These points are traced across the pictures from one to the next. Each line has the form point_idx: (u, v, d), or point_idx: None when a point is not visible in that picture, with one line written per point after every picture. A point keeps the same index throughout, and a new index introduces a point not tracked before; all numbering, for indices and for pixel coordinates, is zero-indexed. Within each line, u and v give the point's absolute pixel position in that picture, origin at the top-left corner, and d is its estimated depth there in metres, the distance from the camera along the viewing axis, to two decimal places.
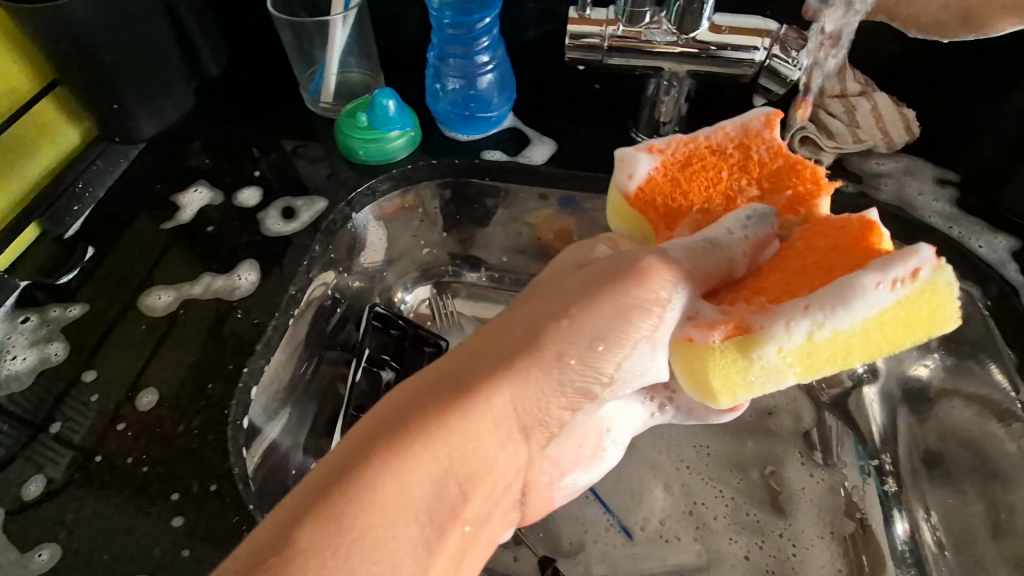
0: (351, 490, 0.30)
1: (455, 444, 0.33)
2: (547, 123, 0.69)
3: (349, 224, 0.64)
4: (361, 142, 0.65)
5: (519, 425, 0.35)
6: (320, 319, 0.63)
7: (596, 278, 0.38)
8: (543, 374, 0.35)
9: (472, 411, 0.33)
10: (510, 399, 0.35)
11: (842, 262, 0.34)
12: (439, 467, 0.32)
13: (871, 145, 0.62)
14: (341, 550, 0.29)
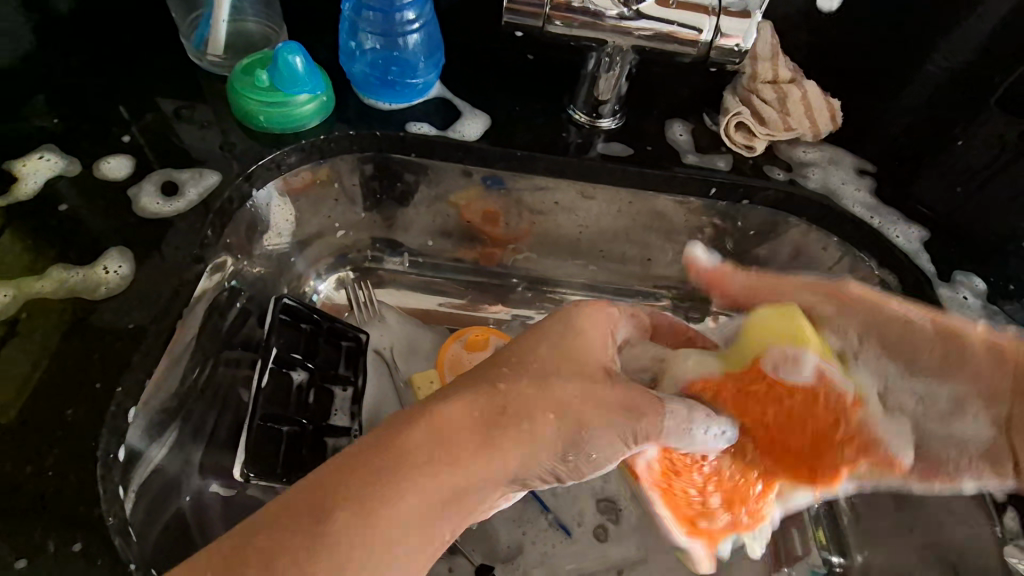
0: (376, 494, 0.36)
1: (459, 477, 0.39)
2: (479, 93, 0.63)
3: (250, 203, 0.56)
4: (261, 105, 0.55)
5: (511, 478, 0.41)
6: (215, 316, 0.55)
7: (615, 396, 0.43)
8: (545, 454, 0.41)
9: (486, 465, 0.39)
10: (512, 462, 0.41)
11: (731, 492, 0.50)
12: (445, 492, 0.38)
13: (800, 134, 0.61)
14: (359, 542, 0.35)
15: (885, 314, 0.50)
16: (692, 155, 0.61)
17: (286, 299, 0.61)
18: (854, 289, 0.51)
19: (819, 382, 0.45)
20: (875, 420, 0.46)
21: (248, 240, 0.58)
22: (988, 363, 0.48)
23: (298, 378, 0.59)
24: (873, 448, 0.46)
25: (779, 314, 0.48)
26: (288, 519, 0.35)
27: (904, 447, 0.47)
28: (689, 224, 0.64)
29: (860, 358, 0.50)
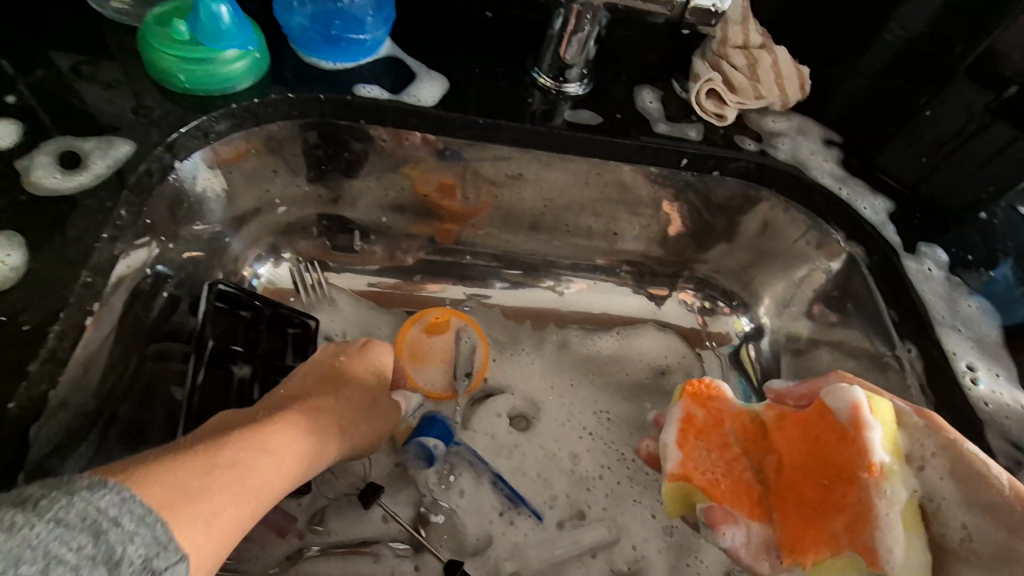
0: (211, 451, 0.36)
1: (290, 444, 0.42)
2: (433, 53, 0.57)
3: (172, 174, 0.48)
4: (179, 62, 0.47)
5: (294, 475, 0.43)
6: (136, 308, 0.49)
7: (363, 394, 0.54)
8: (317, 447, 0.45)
9: (298, 444, 0.43)
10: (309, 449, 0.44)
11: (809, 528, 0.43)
12: (267, 466, 0.38)
13: (770, 103, 0.59)
14: (204, 483, 0.33)
15: (969, 462, 0.40)
16: (663, 124, 0.58)
17: (220, 283, 0.54)
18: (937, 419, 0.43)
19: (872, 450, 0.41)
20: (896, 500, 0.40)
21: (172, 219, 0.50)
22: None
23: (241, 373, 0.53)
24: (861, 528, 0.40)
25: (880, 408, 0.43)
26: (170, 459, 0.33)
27: (891, 542, 0.39)
28: (657, 197, 0.61)
29: (923, 476, 0.41)
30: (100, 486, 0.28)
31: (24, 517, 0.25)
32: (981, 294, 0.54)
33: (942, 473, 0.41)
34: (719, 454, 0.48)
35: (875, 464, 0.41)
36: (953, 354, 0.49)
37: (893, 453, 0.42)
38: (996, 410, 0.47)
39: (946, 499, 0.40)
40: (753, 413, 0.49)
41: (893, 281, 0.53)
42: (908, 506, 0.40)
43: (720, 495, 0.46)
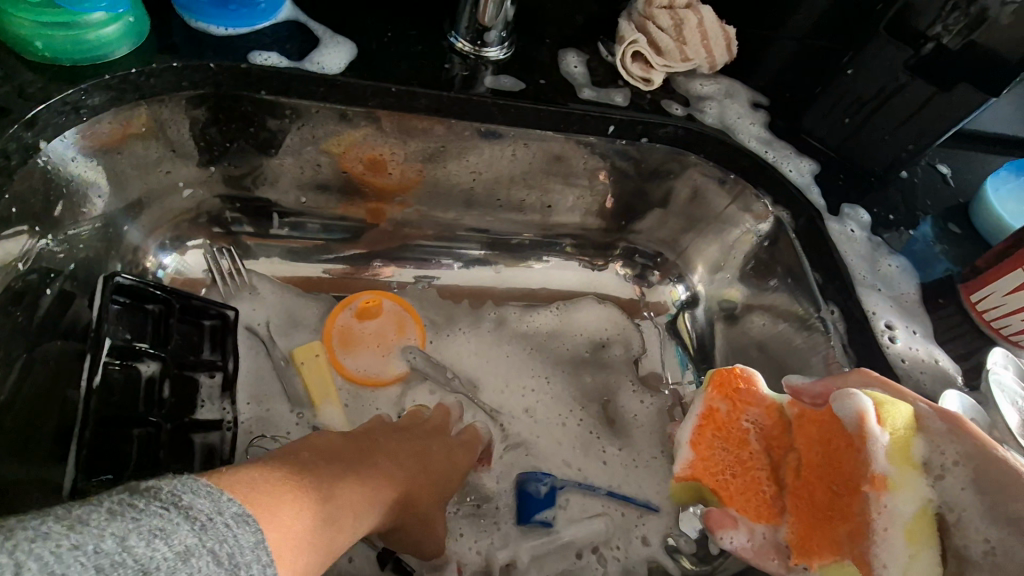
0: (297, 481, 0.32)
1: (363, 515, 0.37)
2: (339, 17, 0.52)
3: (42, 156, 0.43)
4: (35, 26, 0.42)
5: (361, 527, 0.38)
6: (14, 310, 0.44)
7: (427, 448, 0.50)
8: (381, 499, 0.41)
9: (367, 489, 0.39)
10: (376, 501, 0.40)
11: (817, 530, 0.38)
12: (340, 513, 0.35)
13: (696, 65, 0.58)
14: (291, 509, 0.29)
15: (993, 470, 0.35)
16: (588, 89, 0.55)
17: (120, 276, 0.49)
18: (967, 431, 0.36)
19: (883, 462, 0.36)
20: (907, 516, 0.35)
21: (46, 208, 0.45)
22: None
23: (148, 370, 0.49)
24: (862, 538, 0.36)
25: (893, 416, 0.37)
26: (275, 477, 0.31)
27: (889, 556, 0.34)
28: (587, 166, 0.58)
29: (941, 487, 0.36)
30: (245, 519, 0.25)
31: (186, 538, 0.22)
32: (901, 253, 0.55)
33: (968, 485, 0.35)
34: (738, 454, 0.43)
35: (890, 477, 0.35)
36: (873, 313, 0.50)
37: (906, 463, 0.36)
38: (911, 365, 0.48)
39: (968, 511, 0.35)
40: (775, 403, 0.43)
41: (819, 244, 0.53)
42: (917, 520, 0.35)
43: (731, 497, 0.42)
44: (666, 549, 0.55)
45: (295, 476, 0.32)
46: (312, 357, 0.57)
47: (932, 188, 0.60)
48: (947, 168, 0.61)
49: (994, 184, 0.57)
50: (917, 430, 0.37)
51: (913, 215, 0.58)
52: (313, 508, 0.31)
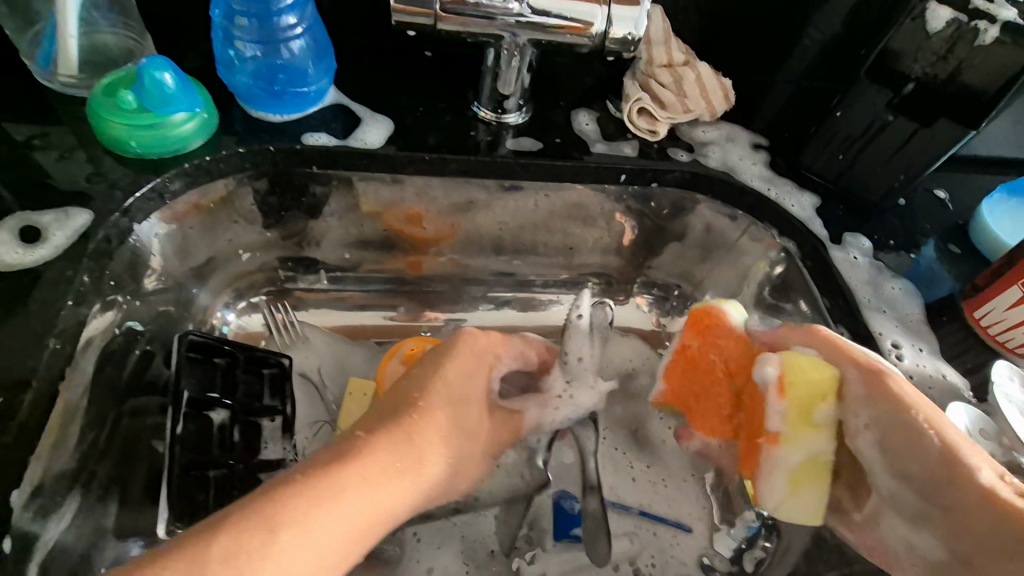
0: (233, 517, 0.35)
1: (340, 502, 0.37)
2: (376, 97, 0.60)
3: (132, 237, 0.50)
4: (129, 129, 0.49)
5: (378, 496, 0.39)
6: (108, 367, 0.49)
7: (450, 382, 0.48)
8: (388, 460, 0.41)
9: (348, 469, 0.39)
10: (380, 467, 0.40)
11: (745, 449, 0.47)
12: (300, 513, 0.35)
13: (698, 115, 0.63)
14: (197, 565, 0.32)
15: (893, 430, 0.40)
16: (600, 143, 0.61)
17: (191, 333, 0.55)
18: (881, 395, 0.40)
19: (779, 419, 0.43)
20: (790, 464, 0.43)
21: (133, 277, 0.51)
22: (990, 519, 0.35)
23: (219, 417, 0.54)
24: (757, 472, 0.45)
25: (800, 383, 0.42)
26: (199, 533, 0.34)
27: (773, 490, 0.44)
28: (604, 210, 0.64)
29: (854, 441, 0.42)
30: None
31: None
32: (905, 277, 0.58)
33: (863, 436, 0.41)
34: (706, 381, 0.51)
35: (783, 434, 0.43)
36: (879, 334, 0.54)
37: (801, 422, 0.42)
38: (919, 382, 0.51)
39: (875, 465, 0.41)
40: (740, 338, 0.49)
41: (827, 270, 0.57)
42: (802, 466, 0.43)
43: (696, 418, 0.52)
44: (701, 567, 0.58)
45: (229, 521, 0.34)
46: (361, 391, 0.61)
47: (929, 211, 0.64)
48: (944, 192, 0.65)
49: (988, 205, 0.60)
50: (829, 393, 0.42)
51: (913, 238, 0.62)
52: (222, 543, 0.33)
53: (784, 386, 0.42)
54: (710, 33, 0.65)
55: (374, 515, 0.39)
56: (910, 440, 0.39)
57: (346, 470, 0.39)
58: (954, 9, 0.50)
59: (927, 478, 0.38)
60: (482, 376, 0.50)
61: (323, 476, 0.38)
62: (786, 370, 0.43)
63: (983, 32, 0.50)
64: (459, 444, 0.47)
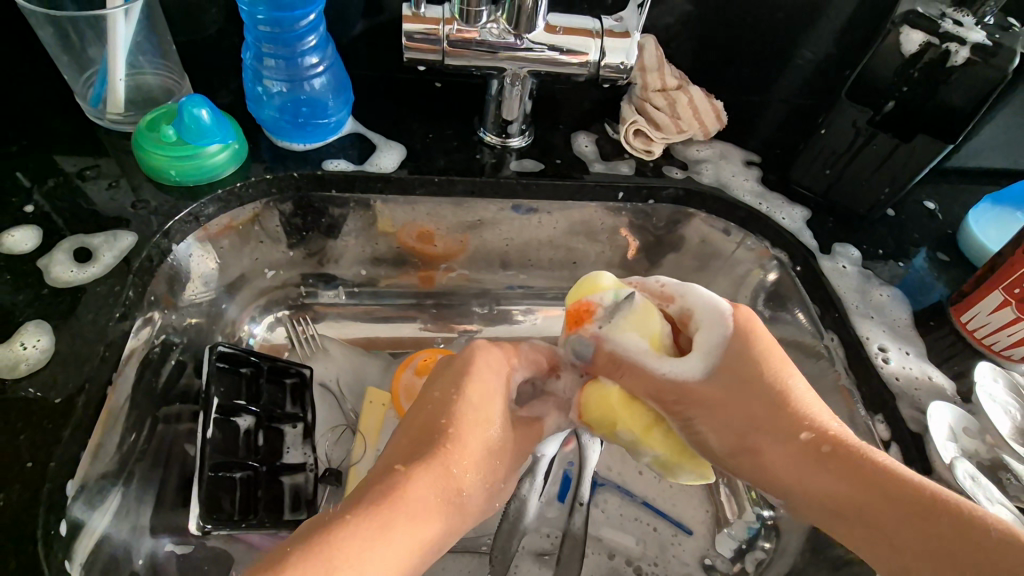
0: (290, 556, 0.35)
1: (395, 537, 0.38)
2: (389, 126, 0.65)
3: (170, 257, 0.55)
4: (170, 160, 0.55)
5: (427, 525, 0.40)
6: (147, 374, 0.53)
7: (480, 397, 0.47)
8: (433, 489, 0.41)
9: (399, 503, 0.39)
10: (428, 495, 0.41)
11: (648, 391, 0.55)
12: (357, 552, 0.36)
13: (691, 135, 0.67)
14: None
15: (698, 411, 0.48)
16: (598, 164, 0.65)
17: (221, 345, 0.59)
18: (671, 394, 0.49)
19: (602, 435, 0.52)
20: (648, 461, 0.52)
21: (170, 293, 0.56)
22: (801, 465, 0.44)
23: (245, 423, 0.58)
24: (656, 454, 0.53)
25: (597, 406, 0.50)
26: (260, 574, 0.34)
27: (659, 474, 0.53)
28: (605, 225, 0.68)
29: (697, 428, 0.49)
30: None
31: None
32: (896, 285, 0.61)
33: (681, 427, 0.50)
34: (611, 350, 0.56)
35: (622, 443, 0.52)
36: (867, 338, 0.56)
37: (617, 439, 0.51)
38: (905, 383, 0.53)
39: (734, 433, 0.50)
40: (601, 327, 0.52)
41: (819, 280, 0.60)
42: (653, 461, 0.51)
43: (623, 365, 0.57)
44: (703, 568, 0.60)
45: (290, 560, 0.34)
46: (379, 401, 0.64)
47: (919, 222, 0.66)
48: (933, 204, 0.68)
49: (973, 216, 0.63)
50: (630, 407, 0.49)
51: (903, 247, 0.64)
52: None
53: (585, 420, 0.52)
54: (701, 59, 0.69)
55: (422, 549, 0.39)
56: (732, 407, 0.47)
57: (392, 506, 0.39)
58: (926, 32, 0.53)
59: (749, 438, 0.47)
60: (502, 397, 0.49)
61: (372, 515, 0.38)
62: (582, 404, 0.51)
63: (954, 53, 0.53)
64: (489, 468, 0.46)
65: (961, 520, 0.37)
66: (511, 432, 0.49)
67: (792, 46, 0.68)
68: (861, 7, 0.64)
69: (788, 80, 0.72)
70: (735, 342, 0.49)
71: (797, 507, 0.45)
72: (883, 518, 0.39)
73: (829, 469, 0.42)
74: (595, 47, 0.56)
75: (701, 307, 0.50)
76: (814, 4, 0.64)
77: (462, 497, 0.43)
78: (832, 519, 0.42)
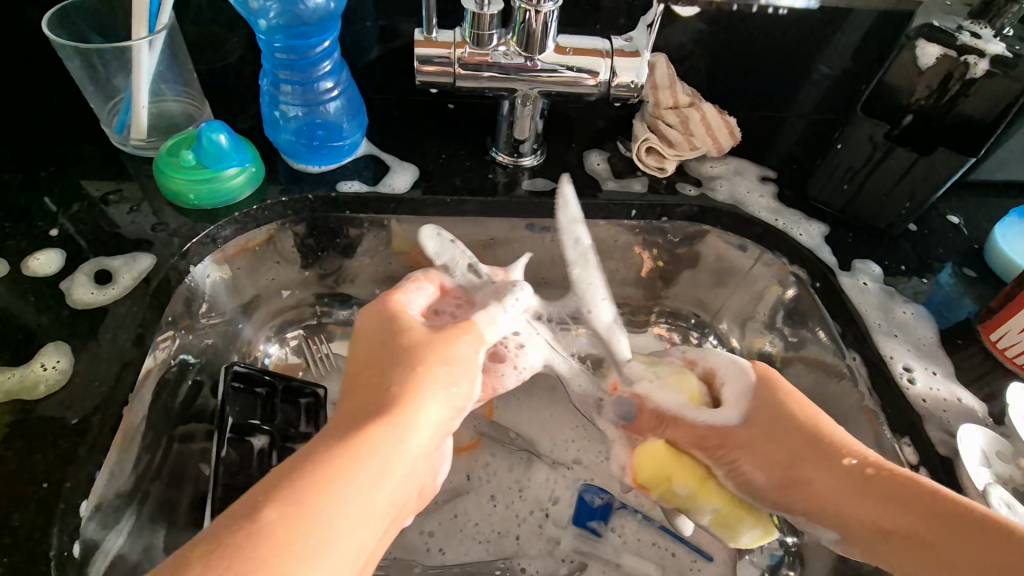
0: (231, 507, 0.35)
1: (329, 453, 0.37)
2: (403, 148, 0.66)
3: (189, 278, 0.56)
4: (189, 184, 0.56)
5: (366, 434, 0.39)
6: (164, 395, 0.54)
7: (399, 327, 0.47)
8: (364, 411, 0.41)
9: (328, 432, 0.39)
10: (360, 417, 0.40)
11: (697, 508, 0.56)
12: (284, 475, 0.36)
13: (705, 152, 0.67)
14: (201, 549, 0.32)
15: (740, 454, 0.51)
16: (611, 182, 0.65)
17: (236, 364, 0.60)
18: (715, 442, 0.52)
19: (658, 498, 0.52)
20: (707, 524, 0.51)
21: (188, 313, 0.57)
22: (847, 492, 0.45)
23: (259, 443, 0.57)
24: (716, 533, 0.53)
25: (648, 464, 0.51)
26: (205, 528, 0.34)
27: (725, 540, 0.52)
28: (619, 243, 0.67)
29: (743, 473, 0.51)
30: None
31: None
32: (921, 303, 0.59)
33: (728, 474, 0.51)
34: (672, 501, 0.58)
35: (680, 506, 0.51)
36: (891, 358, 0.54)
37: (675, 500, 0.51)
38: (933, 405, 0.51)
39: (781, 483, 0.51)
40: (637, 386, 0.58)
41: (840, 297, 0.58)
42: (716, 518, 0.50)
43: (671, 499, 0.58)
44: None
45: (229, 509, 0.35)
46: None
47: (943, 236, 0.64)
48: (958, 218, 0.66)
49: (1000, 230, 0.61)
50: (682, 458, 0.51)
51: (928, 263, 0.62)
52: (218, 524, 0.33)
53: (640, 482, 0.52)
54: (714, 76, 0.69)
55: (373, 459, 0.38)
56: (779, 446, 0.49)
57: (317, 442, 0.38)
58: (943, 46, 0.53)
59: (793, 476, 0.48)
60: (407, 315, 0.49)
61: (300, 456, 0.37)
62: (637, 466, 0.52)
63: (973, 66, 0.52)
64: (428, 358, 0.45)
65: (997, 532, 0.39)
66: (444, 337, 0.47)
67: (806, 62, 0.68)
68: (878, 21, 0.64)
69: (804, 95, 0.71)
70: (766, 389, 0.52)
71: (849, 537, 0.46)
72: (930, 536, 0.41)
73: (873, 495, 0.44)
74: (606, 66, 0.56)
75: (724, 364, 0.55)
76: (828, 19, 0.64)
77: (413, 401, 0.42)
78: (880, 543, 0.43)
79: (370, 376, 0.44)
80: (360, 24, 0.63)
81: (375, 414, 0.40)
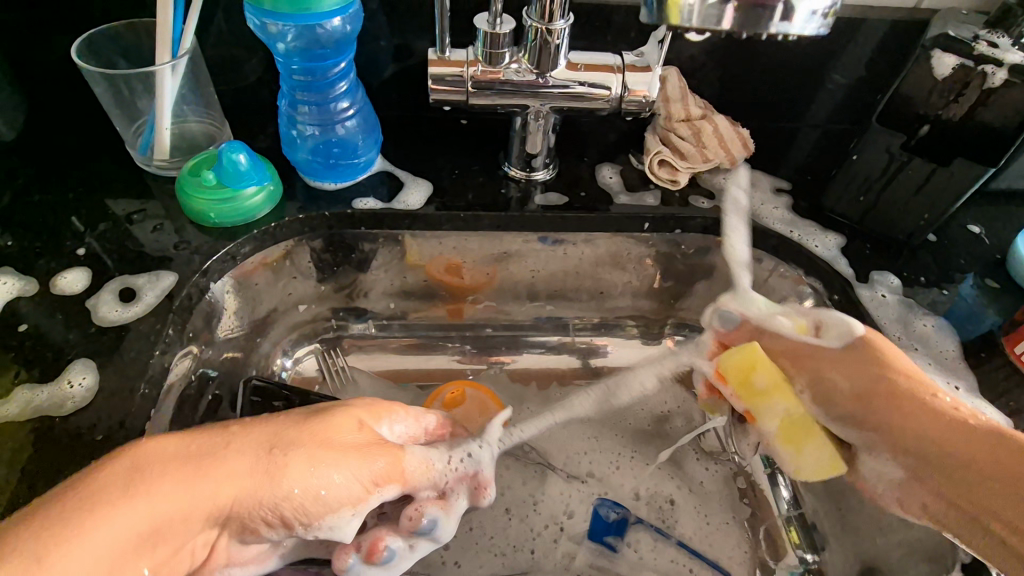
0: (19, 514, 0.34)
1: (121, 509, 0.34)
2: (417, 164, 0.67)
3: (209, 294, 0.57)
4: (210, 203, 0.57)
5: (175, 503, 0.36)
6: (185, 410, 0.55)
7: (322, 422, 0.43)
8: (207, 476, 0.38)
9: (149, 469, 0.36)
10: (189, 478, 0.37)
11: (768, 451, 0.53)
12: (75, 508, 0.34)
13: (718, 163, 0.66)
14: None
15: (833, 369, 0.49)
16: (623, 195, 0.65)
17: (255, 379, 0.61)
18: (806, 354, 0.50)
19: (733, 389, 0.51)
20: (773, 432, 0.49)
21: (208, 329, 0.58)
22: (933, 426, 0.44)
23: None
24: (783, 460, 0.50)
25: (737, 357, 0.51)
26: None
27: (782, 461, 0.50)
28: (633, 256, 0.67)
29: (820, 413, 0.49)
30: None
31: None
32: (942, 315, 0.58)
33: (806, 388, 0.50)
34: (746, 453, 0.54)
35: (753, 406, 0.50)
36: None
37: (751, 394, 0.50)
38: None
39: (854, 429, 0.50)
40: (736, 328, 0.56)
41: (858, 309, 0.58)
42: (784, 425, 0.49)
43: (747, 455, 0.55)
44: None
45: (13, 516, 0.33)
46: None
47: (964, 246, 0.63)
48: (979, 228, 0.65)
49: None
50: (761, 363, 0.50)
51: (948, 274, 0.61)
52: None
53: (723, 374, 0.52)
54: (727, 88, 0.69)
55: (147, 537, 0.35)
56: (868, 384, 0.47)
57: (146, 446, 0.37)
58: (959, 55, 0.52)
59: (872, 410, 0.46)
60: (366, 413, 0.46)
61: (116, 457, 0.36)
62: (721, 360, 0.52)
63: (990, 75, 0.52)
64: (293, 459, 0.40)
65: None
66: (358, 452, 0.43)
67: (820, 72, 0.67)
68: (891, 31, 0.63)
69: (818, 106, 0.71)
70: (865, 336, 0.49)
71: (921, 475, 0.45)
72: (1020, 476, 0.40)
73: (958, 430, 0.43)
74: (618, 81, 0.56)
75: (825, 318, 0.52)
76: (841, 30, 0.64)
77: (244, 498, 0.39)
78: (964, 480, 0.42)
79: (233, 436, 0.40)
80: (375, 44, 0.64)
81: (196, 472, 0.38)
